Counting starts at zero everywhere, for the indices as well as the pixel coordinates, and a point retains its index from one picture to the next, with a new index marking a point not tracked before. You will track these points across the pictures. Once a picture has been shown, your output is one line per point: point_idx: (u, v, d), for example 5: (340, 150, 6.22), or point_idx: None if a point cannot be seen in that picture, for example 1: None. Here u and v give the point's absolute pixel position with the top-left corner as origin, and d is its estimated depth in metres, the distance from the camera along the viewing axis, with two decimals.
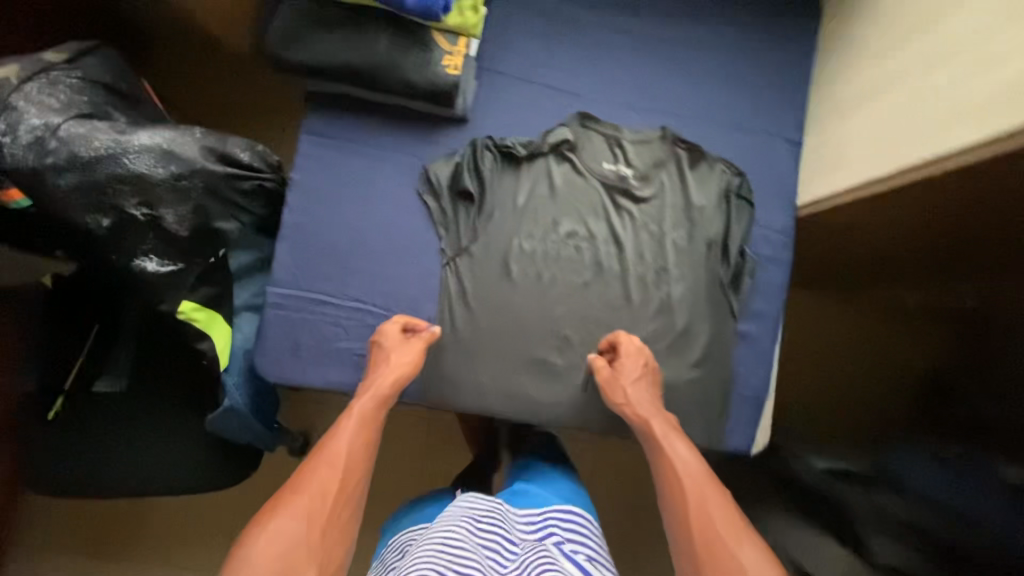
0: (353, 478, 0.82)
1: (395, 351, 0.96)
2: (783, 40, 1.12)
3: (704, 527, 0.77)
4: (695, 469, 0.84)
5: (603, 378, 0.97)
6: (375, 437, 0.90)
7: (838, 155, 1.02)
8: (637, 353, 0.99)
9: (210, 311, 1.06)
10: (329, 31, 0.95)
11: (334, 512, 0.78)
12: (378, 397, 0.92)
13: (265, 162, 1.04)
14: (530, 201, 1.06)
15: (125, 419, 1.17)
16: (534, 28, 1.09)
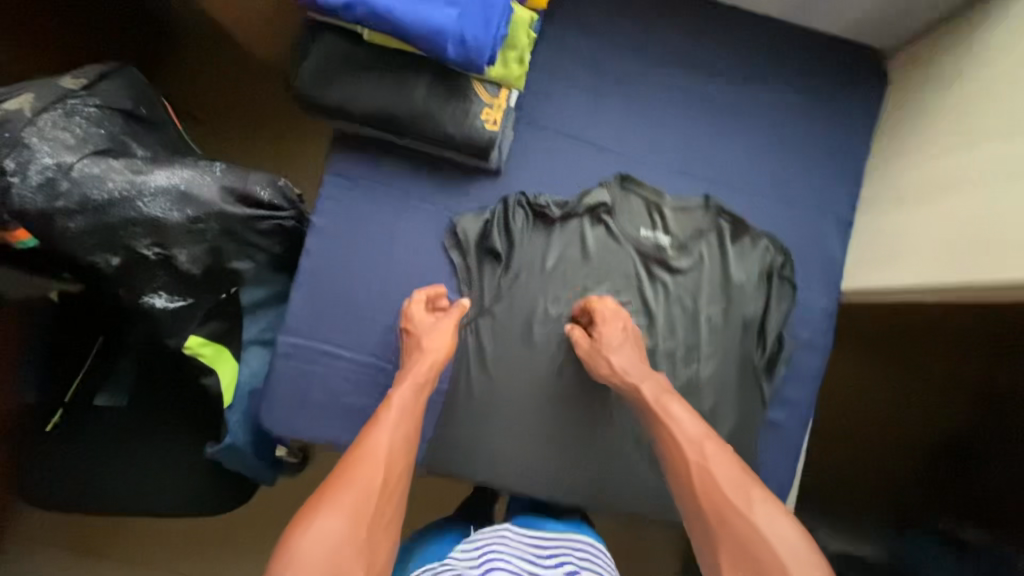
0: (395, 471, 0.74)
1: (433, 332, 0.91)
2: (841, 110, 1.05)
3: (708, 489, 0.71)
4: (692, 427, 0.78)
5: (586, 349, 0.93)
6: (417, 431, 0.82)
7: (894, 246, 0.95)
8: (614, 317, 0.94)
9: (218, 345, 1.02)
10: (363, 74, 0.89)
11: (378, 504, 0.70)
12: (417, 384, 0.85)
13: (285, 199, 0.98)
14: (560, 265, 1.01)
15: (121, 438, 1.13)
16: (582, 79, 1.03)
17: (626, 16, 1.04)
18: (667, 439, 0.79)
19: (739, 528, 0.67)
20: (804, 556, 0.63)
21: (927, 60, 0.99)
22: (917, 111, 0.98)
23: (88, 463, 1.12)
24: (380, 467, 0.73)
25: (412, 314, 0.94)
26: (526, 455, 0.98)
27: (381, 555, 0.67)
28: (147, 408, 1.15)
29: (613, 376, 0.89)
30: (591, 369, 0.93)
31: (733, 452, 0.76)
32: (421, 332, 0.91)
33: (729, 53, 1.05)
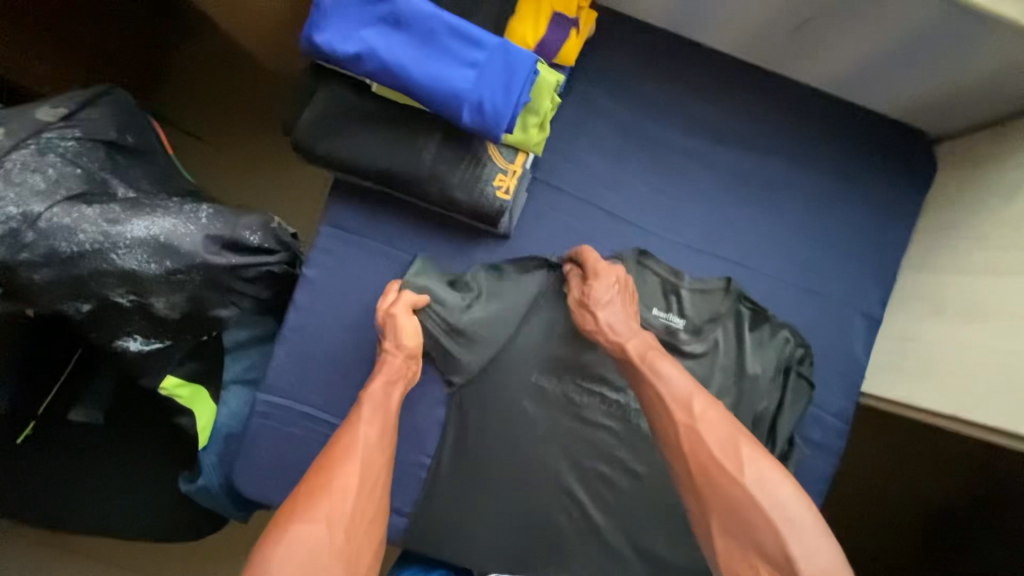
0: (374, 468, 0.72)
1: (393, 326, 0.84)
2: (881, 199, 0.98)
3: (699, 459, 0.69)
4: (674, 384, 0.75)
5: (575, 299, 0.87)
6: (393, 421, 0.80)
7: (929, 360, 0.88)
8: (608, 269, 0.86)
9: (195, 386, 0.95)
10: (369, 127, 0.82)
11: (362, 501, 0.69)
12: (390, 378, 0.82)
13: (278, 241, 0.90)
14: (562, 342, 0.93)
15: (99, 459, 1.07)
16: (606, 143, 0.96)
17: (661, 78, 0.96)
18: (653, 397, 0.76)
19: (729, 492, 0.66)
20: (796, 513, 0.63)
21: (979, 159, 0.91)
22: (963, 214, 0.91)
23: (60, 479, 1.07)
24: (358, 467, 0.71)
25: (382, 303, 0.86)
26: (512, 543, 0.93)
27: (370, 550, 0.68)
28: (121, 431, 1.08)
29: (598, 332, 0.84)
30: (576, 321, 0.88)
31: (722, 406, 0.74)
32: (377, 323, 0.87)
33: (768, 127, 0.97)
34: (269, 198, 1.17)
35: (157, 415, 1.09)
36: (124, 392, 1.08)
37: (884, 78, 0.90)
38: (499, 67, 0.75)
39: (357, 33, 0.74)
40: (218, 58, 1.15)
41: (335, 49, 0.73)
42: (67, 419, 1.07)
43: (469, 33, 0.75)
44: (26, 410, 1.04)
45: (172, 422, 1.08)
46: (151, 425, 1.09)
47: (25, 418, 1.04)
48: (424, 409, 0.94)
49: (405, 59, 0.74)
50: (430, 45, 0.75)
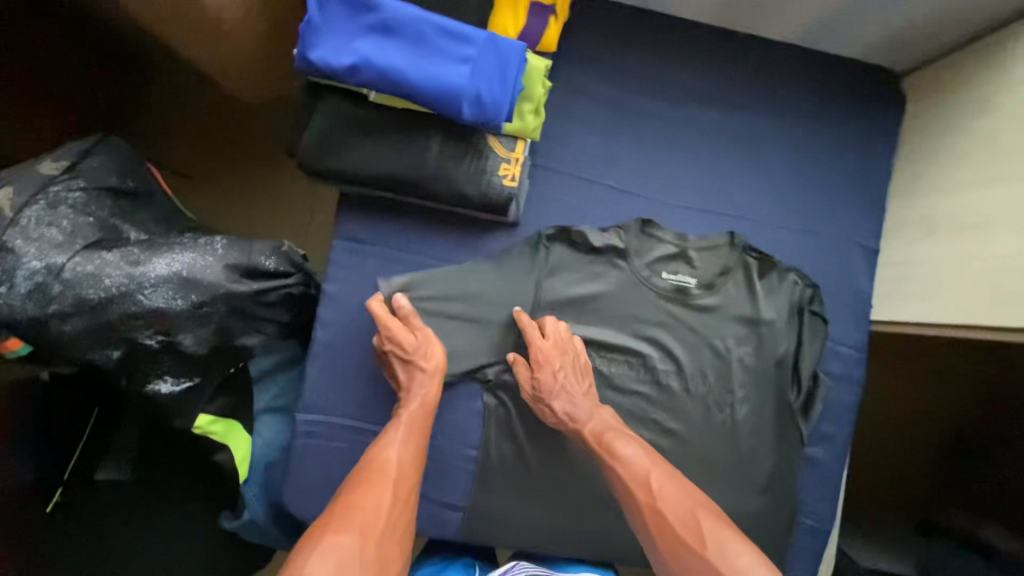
0: (406, 485, 0.78)
1: (426, 348, 0.88)
2: (861, 137, 1.04)
3: (665, 537, 0.74)
4: (631, 465, 0.81)
5: (529, 392, 0.91)
6: (425, 446, 0.84)
7: (929, 279, 0.93)
8: (554, 352, 0.90)
9: (229, 420, 0.95)
10: (369, 136, 0.83)
11: (395, 515, 0.74)
12: (426, 407, 0.86)
13: (292, 264, 0.91)
14: (582, 317, 0.98)
15: (134, 511, 1.04)
16: (597, 122, 1.00)
17: (638, 51, 1.01)
18: (616, 476, 0.82)
19: (696, 567, 0.70)
20: None
21: (946, 84, 0.97)
22: (939, 139, 0.97)
23: (98, 543, 1.03)
24: (390, 484, 0.76)
25: (388, 330, 0.87)
26: (566, 518, 0.95)
27: (395, 564, 0.71)
28: (154, 480, 1.06)
29: (558, 421, 0.90)
30: (535, 412, 0.92)
31: (680, 481, 0.80)
32: (397, 342, 0.86)
33: (746, 85, 1.02)
34: (268, 223, 1.15)
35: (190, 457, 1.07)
36: (148, 440, 1.06)
37: (844, 23, 0.96)
38: (491, 60, 0.78)
39: (351, 45, 0.76)
40: (193, 95, 1.13)
41: (331, 64, 0.75)
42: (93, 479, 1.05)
43: (457, 31, 0.78)
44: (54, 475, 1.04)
45: (207, 464, 1.07)
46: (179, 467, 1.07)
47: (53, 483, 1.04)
48: (462, 403, 0.94)
49: (401, 64, 0.76)
50: (422, 47, 0.77)
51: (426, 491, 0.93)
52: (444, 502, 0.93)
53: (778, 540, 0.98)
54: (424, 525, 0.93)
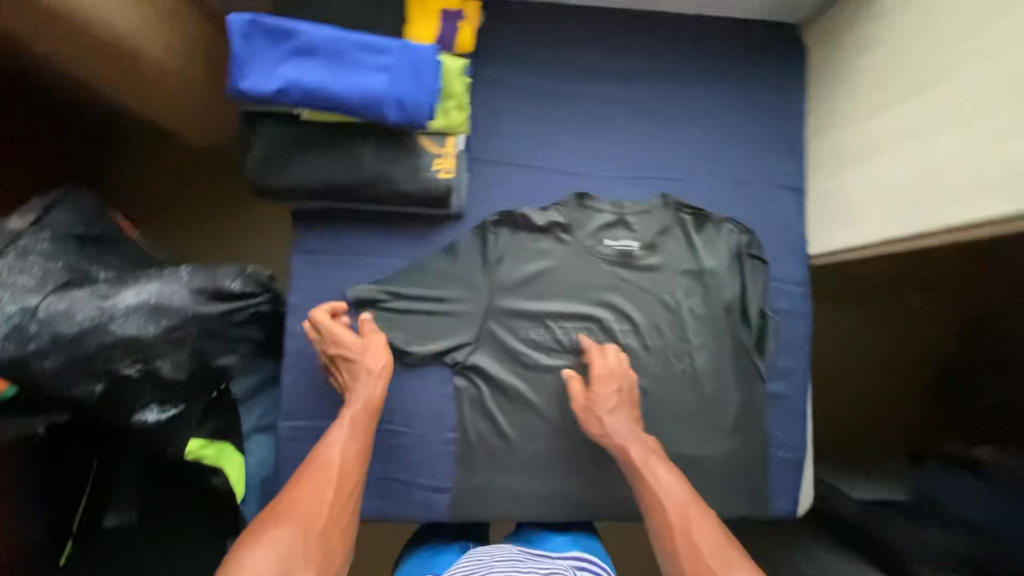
0: (350, 482, 0.82)
1: (370, 350, 0.92)
2: (772, 88, 1.11)
3: (691, 557, 0.77)
4: (666, 485, 0.86)
5: (580, 405, 0.96)
6: (369, 443, 0.88)
7: (851, 205, 0.98)
8: (610, 377, 0.97)
9: (219, 443, 1.00)
10: (309, 152, 0.90)
11: (336, 511, 0.79)
12: (369, 404, 0.89)
13: (257, 284, 0.99)
14: (537, 290, 1.03)
15: (139, 559, 1.05)
16: (524, 110, 1.06)
17: (552, 42, 1.08)
18: (650, 490, 0.86)
19: None
20: None
21: (836, 28, 1.05)
22: (837, 78, 1.04)
23: None
24: (333, 480, 0.81)
25: (338, 336, 0.91)
26: (549, 483, 0.99)
27: (339, 553, 0.76)
28: (157, 526, 1.07)
29: (604, 436, 0.93)
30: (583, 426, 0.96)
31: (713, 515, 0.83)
32: (341, 344, 0.91)
33: (656, 58, 1.10)
34: (237, 254, 1.21)
35: (195, 496, 1.10)
36: (150, 483, 1.09)
37: None
38: (406, 65, 0.85)
39: (277, 71, 0.83)
40: (149, 147, 1.20)
41: (261, 91, 0.83)
42: (100, 528, 1.07)
43: (373, 42, 0.85)
44: (62, 528, 1.08)
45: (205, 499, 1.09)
46: (180, 509, 1.09)
47: (62, 536, 1.08)
48: (435, 390, 0.99)
49: (325, 80, 0.83)
50: (342, 62, 0.84)
51: (412, 478, 0.97)
52: (432, 486, 0.97)
53: (754, 474, 1.03)
54: (415, 511, 0.97)
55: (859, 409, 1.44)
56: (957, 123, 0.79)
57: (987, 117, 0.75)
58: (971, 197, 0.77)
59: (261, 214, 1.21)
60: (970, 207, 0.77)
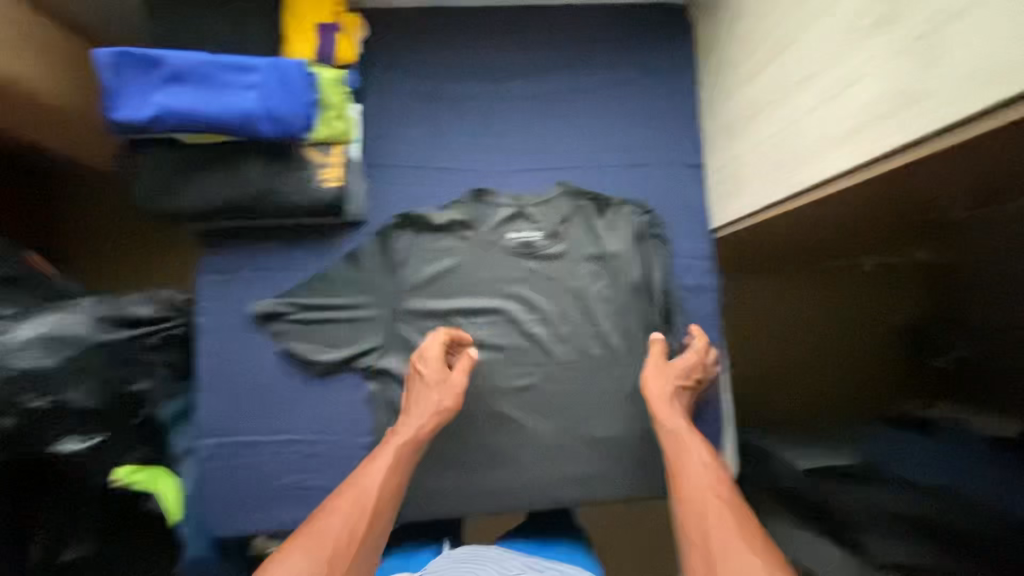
0: (382, 513, 0.79)
1: (449, 383, 0.94)
2: (661, 69, 1.12)
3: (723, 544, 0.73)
4: (704, 480, 0.83)
5: (654, 372, 0.98)
6: (405, 480, 0.86)
7: (737, 176, 0.97)
8: (691, 372, 0.99)
9: (151, 468, 1.01)
10: (196, 174, 0.92)
11: (367, 539, 0.76)
12: (418, 438, 0.89)
13: (170, 308, 1.07)
14: (440, 286, 1.04)
15: None
16: (416, 114, 1.08)
17: (438, 44, 1.10)
18: (690, 487, 0.84)
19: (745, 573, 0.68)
20: None
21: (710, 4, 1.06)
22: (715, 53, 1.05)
23: None
24: (368, 507, 0.78)
25: (431, 356, 0.95)
26: (469, 477, 1.01)
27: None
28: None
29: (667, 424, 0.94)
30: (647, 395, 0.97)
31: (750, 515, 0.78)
32: (428, 368, 0.94)
33: (544, 51, 1.12)
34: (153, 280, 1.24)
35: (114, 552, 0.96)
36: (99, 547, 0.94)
37: None
38: (275, 80, 0.87)
39: (149, 99, 0.85)
40: (70, 192, 1.21)
41: (135, 119, 0.85)
42: None
43: (237, 61, 0.87)
44: None
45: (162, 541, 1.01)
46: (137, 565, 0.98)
47: None
48: (348, 397, 1.00)
49: (196, 104, 0.86)
50: (211, 85, 0.86)
51: (331, 484, 0.98)
52: None
53: None
54: None
55: (797, 393, 1.38)
56: (807, 83, 0.76)
57: (830, 75, 0.71)
58: (819, 153, 0.75)
59: (174, 238, 1.25)
60: (827, 161, 0.73)
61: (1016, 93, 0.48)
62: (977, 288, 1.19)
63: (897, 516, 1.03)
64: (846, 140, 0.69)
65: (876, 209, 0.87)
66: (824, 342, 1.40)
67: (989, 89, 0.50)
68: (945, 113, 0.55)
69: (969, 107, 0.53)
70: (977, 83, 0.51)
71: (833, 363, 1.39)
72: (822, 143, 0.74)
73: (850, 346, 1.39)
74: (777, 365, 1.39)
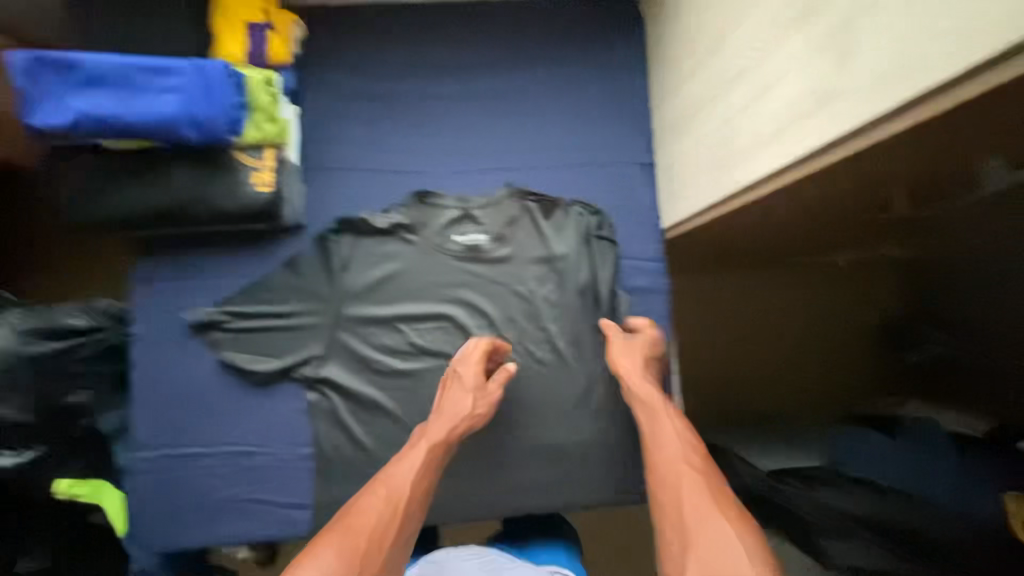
0: (409, 512, 0.78)
1: (489, 390, 0.93)
2: (610, 64, 1.09)
3: (692, 508, 0.72)
4: (680, 453, 0.81)
5: (620, 347, 0.96)
6: (433, 485, 0.85)
7: (683, 175, 0.94)
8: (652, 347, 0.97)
9: (93, 479, 1.00)
10: (122, 181, 0.90)
11: (393, 536, 0.74)
12: (448, 442, 0.88)
13: (104, 315, 1.02)
14: (381, 292, 1.00)
15: None
16: (356, 115, 1.05)
17: (379, 42, 1.07)
18: (663, 451, 0.83)
19: (716, 534, 0.67)
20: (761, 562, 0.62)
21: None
22: (662, 47, 1.01)
23: None
24: (397, 504, 0.78)
25: (471, 361, 0.93)
26: None
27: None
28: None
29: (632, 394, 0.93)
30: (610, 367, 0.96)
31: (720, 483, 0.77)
32: (467, 369, 0.93)
33: (490, 48, 1.08)
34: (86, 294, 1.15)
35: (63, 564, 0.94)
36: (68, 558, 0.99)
37: None
38: (197, 82, 0.83)
39: (68, 104, 0.82)
40: (5, 200, 1.16)
41: (51, 124, 0.81)
42: None
43: (159, 64, 0.83)
44: None
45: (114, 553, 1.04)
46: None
47: None
48: (287, 407, 0.98)
49: (117, 109, 0.82)
50: (130, 88, 0.83)
51: (271, 496, 0.96)
52: (292, 503, 0.96)
53: (621, 457, 1.00)
54: (276, 529, 0.96)
55: (770, 393, 1.30)
56: (739, 79, 0.73)
57: (757, 72, 0.69)
58: (752, 151, 0.72)
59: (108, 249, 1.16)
60: (758, 162, 0.70)
61: (951, 77, 0.43)
62: (968, 286, 1.08)
63: (858, 519, 0.95)
64: (774, 140, 0.66)
65: (846, 193, 0.77)
66: (796, 344, 1.32)
67: (912, 78, 0.46)
68: (873, 104, 0.51)
69: (896, 95, 0.48)
70: (902, 71, 0.47)
71: (810, 365, 1.31)
72: (753, 142, 0.71)
73: (825, 346, 1.32)
74: (749, 371, 1.31)
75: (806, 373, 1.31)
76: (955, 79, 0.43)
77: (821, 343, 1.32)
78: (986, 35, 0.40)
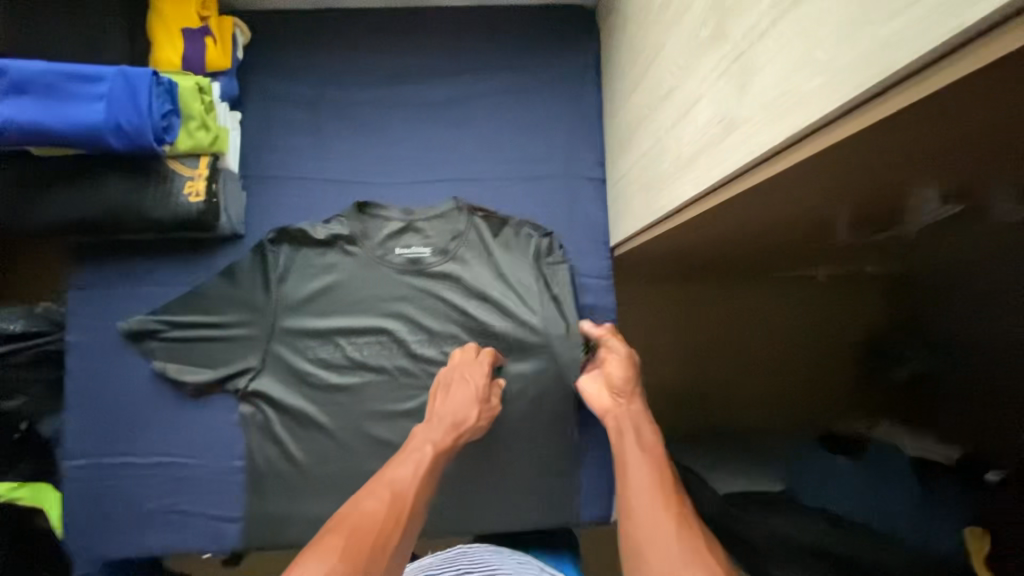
0: (410, 511, 0.77)
1: (490, 398, 0.94)
2: (563, 74, 1.06)
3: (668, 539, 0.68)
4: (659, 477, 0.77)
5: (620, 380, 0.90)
6: (433, 486, 0.83)
7: (625, 192, 0.92)
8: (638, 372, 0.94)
9: (35, 483, 0.97)
10: (54, 187, 0.89)
11: (391, 539, 0.71)
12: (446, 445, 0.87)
13: (47, 322, 1.00)
14: (317, 304, 0.98)
15: None
16: (301, 123, 1.04)
17: (326, 48, 1.05)
18: (641, 473, 0.78)
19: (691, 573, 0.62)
20: None
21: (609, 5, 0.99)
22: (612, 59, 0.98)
23: None
24: (396, 504, 0.76)
25: (473, 373, 0.93)
26: None
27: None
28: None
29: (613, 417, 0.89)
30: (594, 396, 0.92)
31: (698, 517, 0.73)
32: (467, 377, 0.93)
33: (440, 55, 1.06)
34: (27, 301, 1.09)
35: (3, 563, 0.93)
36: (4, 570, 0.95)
37: None
38: (121, 90, 0.81)
39: None
40: None
41: None
42: None
43: (84, 71, 0.81)
44: None
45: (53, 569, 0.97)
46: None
47: None
48: (221, 418, 0.97)
49: (40, 114, 0.79)
50: (55, 95, 0.80)
51: (202, 508, 0.95)
52: (222, 516, 0.95)
53: (558, 479, 0.98)
54: (205, 541, 0.95)
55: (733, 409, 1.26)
56: (668, 98, 0.70)
57: (681, 93, 0.66)
58: (676, 174, 0.69)
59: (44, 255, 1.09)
60: (681, 186, 0.67)
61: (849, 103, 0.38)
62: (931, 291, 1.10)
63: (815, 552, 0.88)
64: (691, 166, 0.64)
65: (785, 205, 0.65)
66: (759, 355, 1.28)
67: (804, 108, 0.42)
68: (773, 132, 0.47)
69: (798, 121, 0.43)
70: (796, 100, 0.43)
71: (766, 376, 1.28)
72: (677, 167, 0.68)
73: (780, 362, 1.29)
74: (716, 383, 1.28)
75: (768, 389, 1.28)
76: (862, 99, 0.37)
77: (777, 357, 1.29)
78: (870, 64, 0.36)
